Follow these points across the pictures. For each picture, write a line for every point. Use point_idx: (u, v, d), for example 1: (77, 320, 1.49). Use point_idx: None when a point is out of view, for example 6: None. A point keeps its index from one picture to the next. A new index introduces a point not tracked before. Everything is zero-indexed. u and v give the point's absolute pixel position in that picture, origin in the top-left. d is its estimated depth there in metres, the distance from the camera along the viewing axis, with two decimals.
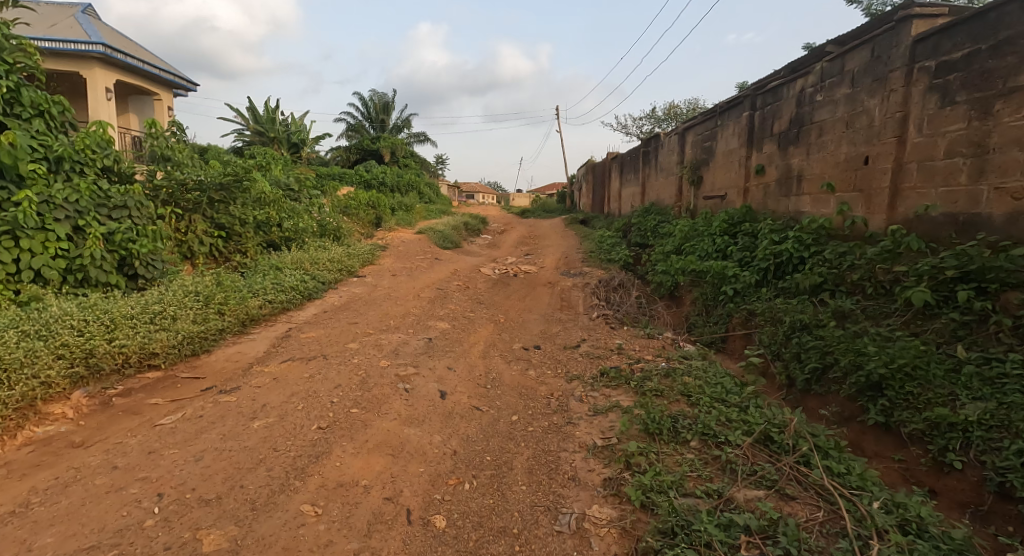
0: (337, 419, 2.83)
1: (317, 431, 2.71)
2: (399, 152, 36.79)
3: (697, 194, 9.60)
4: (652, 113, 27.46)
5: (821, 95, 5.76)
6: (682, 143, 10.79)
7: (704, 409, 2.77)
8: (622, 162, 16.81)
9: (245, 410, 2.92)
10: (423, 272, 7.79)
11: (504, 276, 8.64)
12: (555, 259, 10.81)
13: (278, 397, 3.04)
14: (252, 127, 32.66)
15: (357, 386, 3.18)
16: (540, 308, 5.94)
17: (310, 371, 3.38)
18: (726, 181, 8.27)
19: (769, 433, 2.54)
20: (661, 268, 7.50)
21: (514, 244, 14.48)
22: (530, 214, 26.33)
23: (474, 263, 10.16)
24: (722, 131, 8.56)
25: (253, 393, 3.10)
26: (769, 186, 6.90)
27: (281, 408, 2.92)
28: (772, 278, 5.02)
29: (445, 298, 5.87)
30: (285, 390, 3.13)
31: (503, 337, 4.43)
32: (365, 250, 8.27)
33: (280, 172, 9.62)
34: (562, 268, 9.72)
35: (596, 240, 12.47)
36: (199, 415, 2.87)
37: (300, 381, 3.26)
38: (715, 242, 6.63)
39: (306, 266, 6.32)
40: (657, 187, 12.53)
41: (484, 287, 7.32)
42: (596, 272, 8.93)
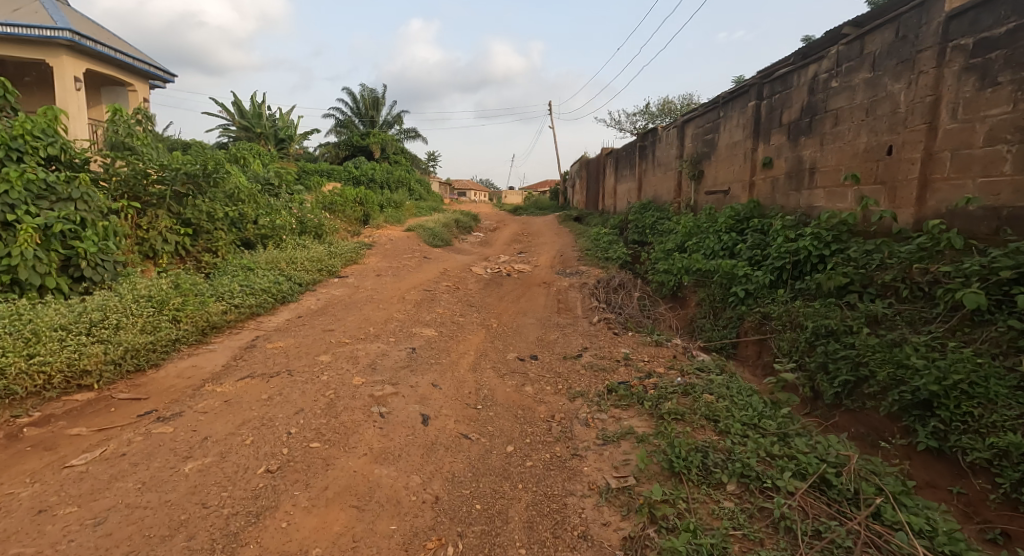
0: (293, 459, 2.37)
1: (263, 476, 2.26)
2: (390, 148, 36.22)
3: (699, 189, 9.22)
4: (646, 109, 27.11)
5: (838, 81, 5.38)
6: (681, 137, 10.42)
7: (738, 440, 2.38)
8: (617, 157, 16.42)
9: (181, 446, 2.45)
10: (411, 272, 7.33)
11: (496, 275, 8.22)
12: (549, 257, 10.39)
13: (224, 428, 2.58)
14: (238, 123, 31.96)
15: (325, 411, 2.72)
16: (536, 311, 5.51)
17: (271, 391, 2.92)
18: (731, 175, 7.89)
19: (826, 476, 2.14)
20: (663, 267, 7.10)
21: (506, 242, 14.06)
22: (523, 211, 25.92)
23: (465, 262, 9.72)
24: (726, 123, 8.17)
25: (195, 422, 2.63)
26: (778, 180, 6.51)
27: (223, 445, 2.45)
28: (788, 279, 4.63)
29: (433, 300, 5.42)
30: (237, 418, 2.66)
31: (496, 345, 4.00)
32: (349, 248, 7.79)
33: (259, 165, 9.09)
34: (557, 267, 9.30)
35: (592, 237, 12.07)
36: (120, 454, 2.40)
37: (256, 405, 2.80)
38: (722, 239, 6.24)
39: (282, 266, 5.84)
40: (655, 183, 12.14)
41: (476, 287, 6.89)
42: (594, 271, 8.52)
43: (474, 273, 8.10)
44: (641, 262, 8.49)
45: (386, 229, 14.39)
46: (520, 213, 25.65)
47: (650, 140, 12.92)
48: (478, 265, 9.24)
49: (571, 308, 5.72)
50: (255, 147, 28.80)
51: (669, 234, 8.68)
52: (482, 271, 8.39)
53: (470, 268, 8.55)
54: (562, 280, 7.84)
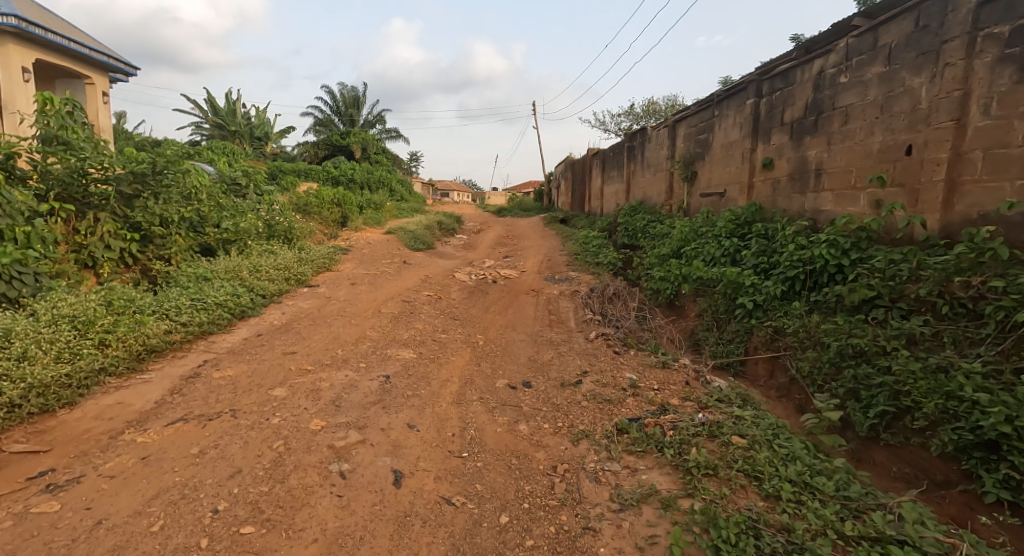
0: (218, 548, 1.84)
1: None
2: (371, 148, 35.46)
3: (692, 191, 8.88)
4: (630, 109, 26.89)
5: (847, 76, 5.03)
6: (672, 137, 10.07)
7: (793, 508, 1.96)
8: (603, 158, 16.09)
9: (64, 536, 1.89)
10: (390, 279, 6.81)
11: (481, 282, 7.74)
12: (537, 262, 9.95)
13: (130, 502, 2.04)
14: (212, 121, 30.94)
15: (273, 472, 2.21)
16: (525, 324, 5.06)
17: (204, 442, 2.40)
18: (727, 177, 7.54)
19: None
20: (659, 274, 6.71)
21: (490, 245, 13.60)
22: (507, 212, 25.50)
23: (448, 267, 9.24)
24: (721, 122, 7.82)
25: (91, 495, 2.08)
26: (780, 182, 6.17)
27: (121, 533, 1.90)
28: (802, 291, 4.25)
29: (413, 313, 4.93)
30: (152, 486, 2.13)
31: (484, 369, 3.53)
32: (322, 253, 7.24)
33: (225, 164, 8.46)
34: (545, 273, 8.86)
35: (580, 241, 11.67)
36: None
37: (183, 464, 2.27)
38: (722, 245, 5.85)
39: (245, 275, 5.27)
40: (644, 184, 11.80)
41: (460, 296, 6.41)
42: (584, 278, 8.10)
43: (458, 280, 7.62)
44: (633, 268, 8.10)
45: (364, 231, 13.83)
46: (504, 215, 25.18)
47: (639, 140, 12.56)
48: (462, 270, 8.76)
49: (563, 321, 5.28)
50: (230, 146, 27.89)
51: (662, 238, 8.31)
52: (467, 278, 7.90)
53: (453, 275, 8.07)
54: (551, 288, 7.40)
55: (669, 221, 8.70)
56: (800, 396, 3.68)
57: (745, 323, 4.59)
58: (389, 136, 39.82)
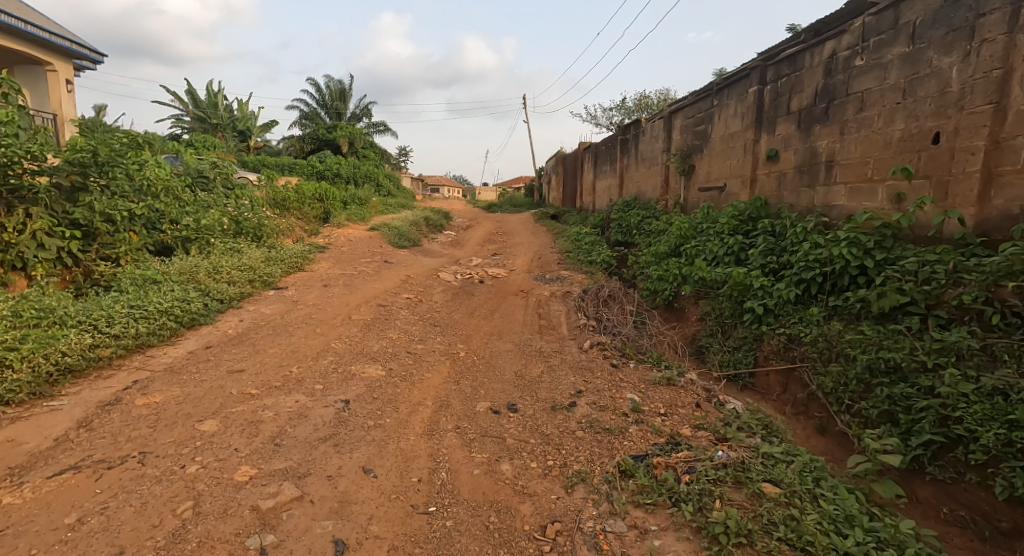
0: None
1: None
2: (358, 142, 34.77)
3: (689, 185, 8.48)
4: (622, 103, 26.53)
5: (863, 59, 4.62)
6: (668, 129, 9.65)
7: None
8: (595, 152, 15.67)
9: None
10: (368, 280, 6.33)
11: (467, 282, 7.29)
12: (526, 260, 9.52)
13: None
14: (193, 114, 30.14)
15: (169, 549, 1.72)
16: (513, 330, 4.62)
17: (90, 504, 1.92)
18: (728, 170, 7.13)
19: None
20: (657, 274, 6.30)
21: (479, 242, 13.14)
22: (498, 208, 25.05)
23: (433, 265, 8.76)
24: (721, 112, 7.40)
25: None
26: (786, 175, 5.76)
27: None
28: (818, 294, 3.85)
29: (389, 319, 4.46)
30: None
31: (463, 388, 3.08)
32: (295, 253, 6.74)
33: (192, 156, 7.90)
34: (535, 272, 8.43)
35: (572, 237, 11.25)
36: None
37: (55, 537, 1.78)
38: (726, 242, 5.45)
39: (201, 276, 4.76)
40: (638, 179, 11.39)
41: (443, 298, 5.96)
42: (577, 277, 7.70)
43: (443, 280, 7.17)
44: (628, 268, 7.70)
45: (347, 228, 13.32)
46: (494, 210, 24.67)
47: (632, 132, 12.13)
48: (447, 269, 8.31)
49: (553, 327, 4.85)
50: (212, 139, 27.18)
51: (658, 236, 7.90)
52: (452, 278, 7.45)
53: (437, 274, 7.60)
54: (542, 288, 6.98)
55: (665, 217, 8.29)
56: (821, 415, 3.27)
57: (754, 329, 4.19)
58: (377, 130, 39.12)
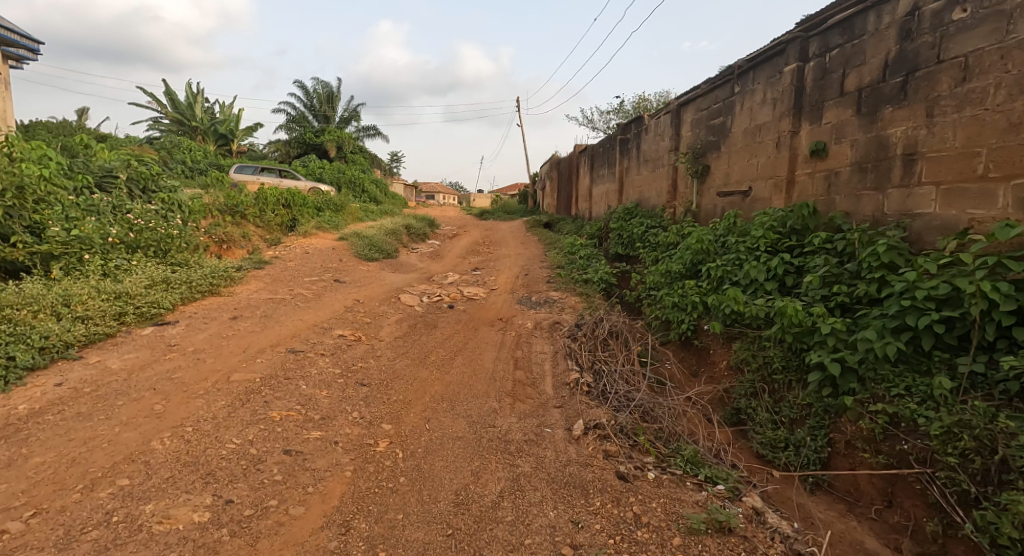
0: None
1: None
2: (346, 147, 33.55)
3: (704, 189, 7.20)
4: (618, 107, 25.42)
5: (967, 10, 3.36)
6: (675, 124, 8.38)
7: None
8: (591, 155, 14.43)
9: None
10: (300, 308, 5.01)
11: (433, 308, 5.97)
12: (510, 277, 8.21)
13: None
14: (172, 116, 28.80)
15: None
16: (472, 390, 3.29)
17: None
18: (755, 170, 5.84)
19: None
20: (672, 302, 5.01)
21: (461, 253, 11.83)
22: (489, 215, 23.78)
23: (399, 283, 7.45)
24: (744, 100, 6.11)
25: None
26: (839, 175, 4.46)
27: None
28: (934, 353, 2.52)
29: (291, 376, 3.14)
30: None
31: (353, 551, 1.85)
32: (211, 271, 5.35)
33: (103, 153, 6.60)
34: (519, 292, 7.13)
35: (564, 249, 9.96)
36: None
37: None
38: (767, 264, 4.12)
39: (28, 313, 3.39)
40: (640, 183, 10.12)
41: (394, 334, 4.64)
42: (570, 300, 6.39)
43: (403, 304, 5.85)
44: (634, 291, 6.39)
45: (316, 237, 11.99)
46: (485, 217, 23.39)
47: (633, 131, 10.85)
48: (414, 289, 7.01)
49: (534, 383, 3.51)
50: (189, 142, 25.85)
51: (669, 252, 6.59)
52: (416, 301, 6.14)
53: (399, 295, 6.30)
54: (525, 316, 5.67)
55: (675, 228, 7.01)
56: None
57: (823, 398, 2.88)
58: (366, 134, 37.89)
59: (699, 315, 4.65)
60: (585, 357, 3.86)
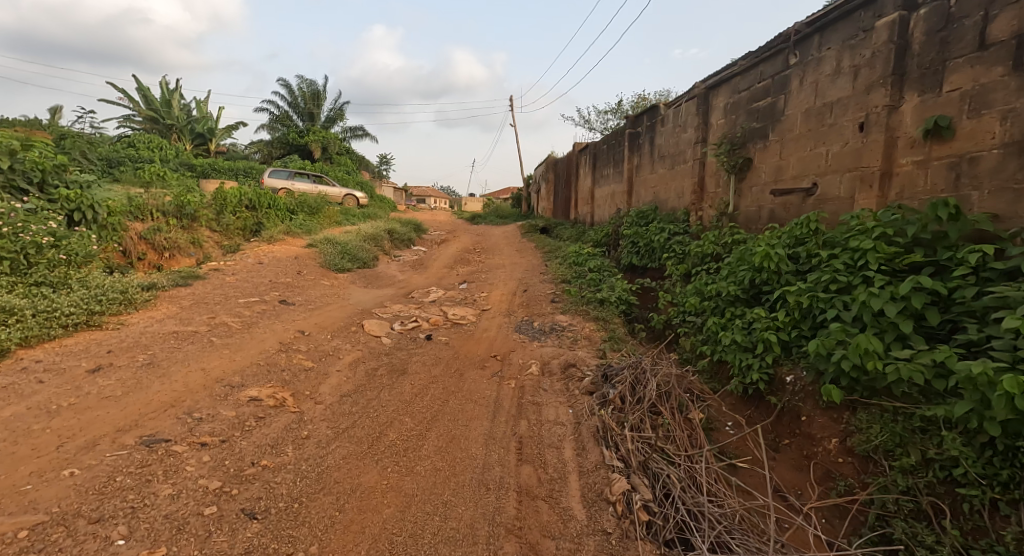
0: None
1: None
2: (332, 148, 32.12)
3: (744, 188, 5.95)
4: (617, 107, 24.31)
5: None
6: (702, 111, 7.16)
7: None
8: (594, 152, 13.17)
9: None
10: (215, 346, 3.64)
11: (407, 339, 4.63)
12: (504, 293, 6.89)
13: None
14: (145, 113, 27.13)
15: None
16: (445, 531, 2.04)
17: None
18: (825, 161, 4.60)
19: None
20: (730, 337, 3.68)
21: (448, 262, 10.48)
22: (481, 219, 22.47)
23: (369, 302, 6.08)
24: (807, 74, 4.85)
25: None
26: (978, 162, 3.19)
27: None
28: None
29: (105, 517, 1.91)
30: None
31: None
32: (97, 294, 3.98)
33: None
34: (516, 314, 5.80)
35: (567, 259, 8.66)
36: None
37: None
38: (894, 289, 2.73)
39: None
40: (656, 182, 8.85)
41: (344, 387, 3.28)
42: (583, 327, 5.06)
43: (366, 336, 4.49)
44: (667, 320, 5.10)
45: (283, 244, 10.55)
46: (477, 222, 22.00)
47: (646, 123, 9.59)
48: (385, 312, 5.65)
49: (559, 515, 2.21)
50: (161, 141, 24.16)
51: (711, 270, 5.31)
52: (385, 330, 4.79)
53: (364, 321, 4.95)
54: (527, 352, 4.34)
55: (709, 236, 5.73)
56: None
57: None
58: (354, 135, 36.49)
59: (773, 359, 3.35)
60: (637, 446, 2.49)
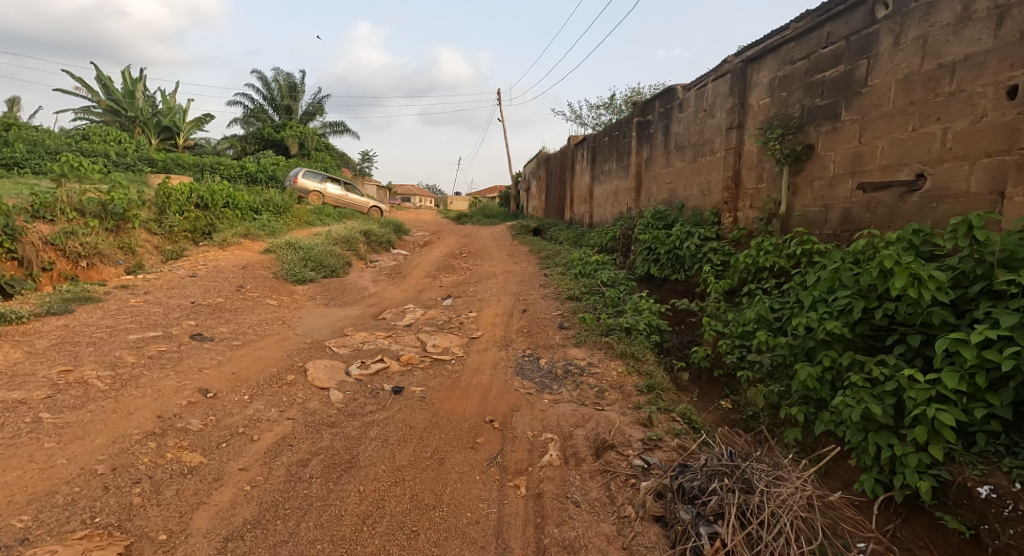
0: None
1: None
2: (310, 143, 30.48)
3: (802, 182, 4.76)
4: (608, 101, 23.19)
5: None
6: (735, 90, 5.98)
7: None
8: (592, 145, 11.96)
9: None
10: (32, 438, 2.23)
11: (370, 392, 3.33)
12: (498, 313, 5.60)
13: None
14: (106, 105, 25.25)
15: None
16: None
17: None
18: (941, 144, 3.39)
19: None
20: (851, 407, 2.41)
21: (430, 269, 9.14)
22: (466, 219, 21.12)
23: (323, 329, 4.72)
24: (908, 27, 3.65)
25: None
26: None
27: None
28: None
29: None
30: None
31: None
32: None
33: None
34: (514, 347, 4.52)
35: (570, 268, 7.40)
36: None
37: None
38: None
39: None
40: (673, 177, 7.68)
41: (244, 520, 1.98)
42: (607, 367, 3.82)
43: (305, 394, 3.16)
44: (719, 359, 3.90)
45: (237, 249, 9.08)
46: (463, 221, 20.65)
47: (657, 110, 8.37)
48: (343, 344, 4.32)
49: None
50: (120, 134, 22.34)
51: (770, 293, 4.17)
52: (336, 380, 3.46)
53: (309, 363, 3.62)
54: (536, 417, 3.08)
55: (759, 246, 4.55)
56: None
57: None
58: (334, 130, 34.90)
59: (945, 451, 2.13)
60: None
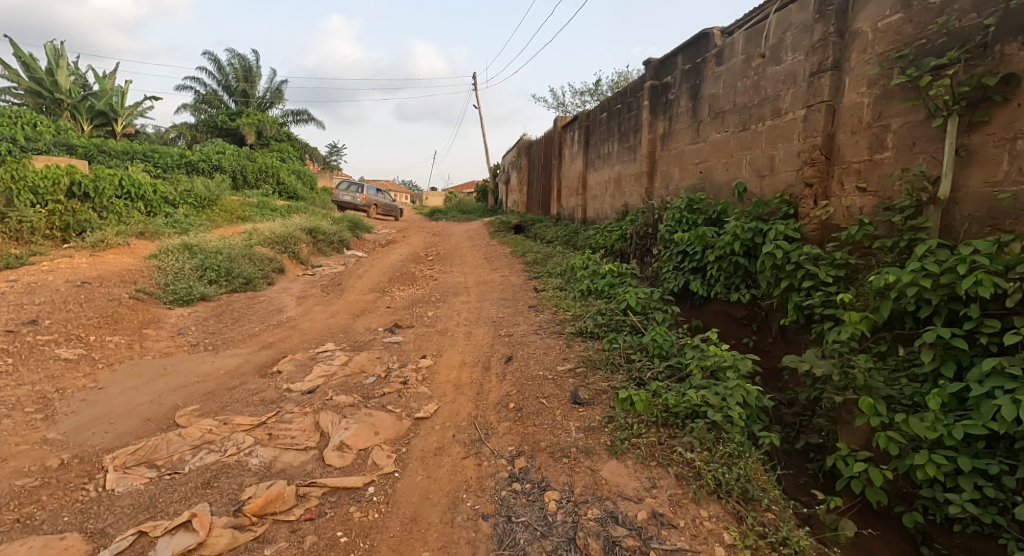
0: None
1: None
2: (267, 132, 27.70)
3: (986, 142, 2.80)
4: (596, 86, 21.14)
5: None
6: (825, 14, 3.98)
7: None
8: (586, 124, 9.89)
9: None
10: None
11: None
12: (465, 363, 3.50)
13: None
14: (27, 85, 22.22)
15: None
16: None
17: None
18: None
19: None
20: None
21: (381, 279, 6.94)
22: (439, 215, 18.88)
23: (134, 415, 2.54)
24: None
25: None
26: None
27: None
28: None
29: None
30: None
31: None
32: None
33: None
34: (490, 451, 2.42)
35: (568, 280, 5.33)
36: None
37: None
38: None
39: None
40: (706, 154, 5.69)
41: None
42: (698, 533, 1.80)
43: None
44: (921, 493, 1.92)
45: (117, 253, 6.73)
46: (436, 218, 18.35)
47: (680, 68, 6.34)
48: (146, 462, 2.16)
49: None
50: (39, 116, 19.32)
51: (986, 347, 2.21)
52: None
53: None
54: None
55: (927, 258, 2.58)
56: None
57: None
58: (296, 119, 32.12)
59: None
60: None
